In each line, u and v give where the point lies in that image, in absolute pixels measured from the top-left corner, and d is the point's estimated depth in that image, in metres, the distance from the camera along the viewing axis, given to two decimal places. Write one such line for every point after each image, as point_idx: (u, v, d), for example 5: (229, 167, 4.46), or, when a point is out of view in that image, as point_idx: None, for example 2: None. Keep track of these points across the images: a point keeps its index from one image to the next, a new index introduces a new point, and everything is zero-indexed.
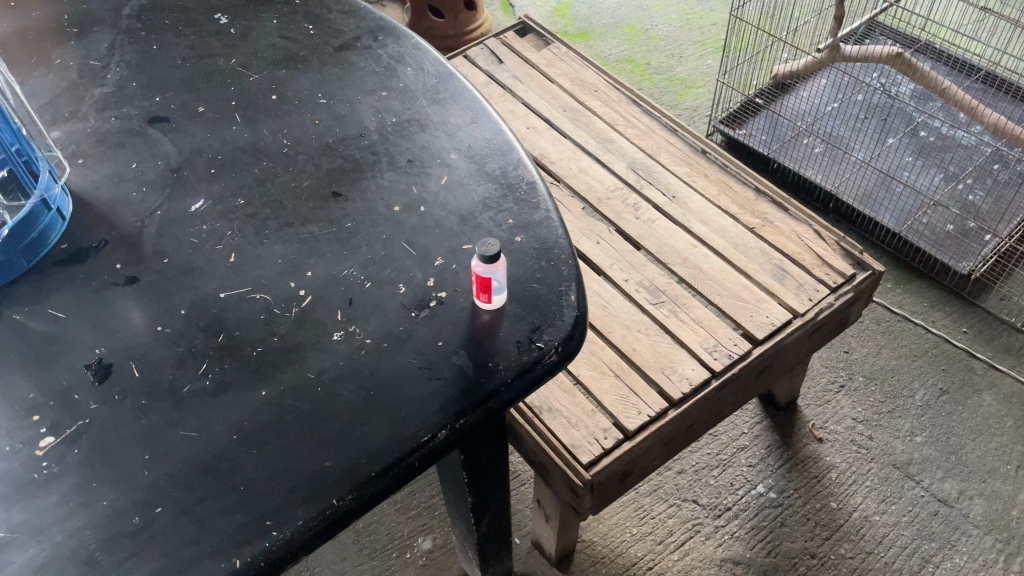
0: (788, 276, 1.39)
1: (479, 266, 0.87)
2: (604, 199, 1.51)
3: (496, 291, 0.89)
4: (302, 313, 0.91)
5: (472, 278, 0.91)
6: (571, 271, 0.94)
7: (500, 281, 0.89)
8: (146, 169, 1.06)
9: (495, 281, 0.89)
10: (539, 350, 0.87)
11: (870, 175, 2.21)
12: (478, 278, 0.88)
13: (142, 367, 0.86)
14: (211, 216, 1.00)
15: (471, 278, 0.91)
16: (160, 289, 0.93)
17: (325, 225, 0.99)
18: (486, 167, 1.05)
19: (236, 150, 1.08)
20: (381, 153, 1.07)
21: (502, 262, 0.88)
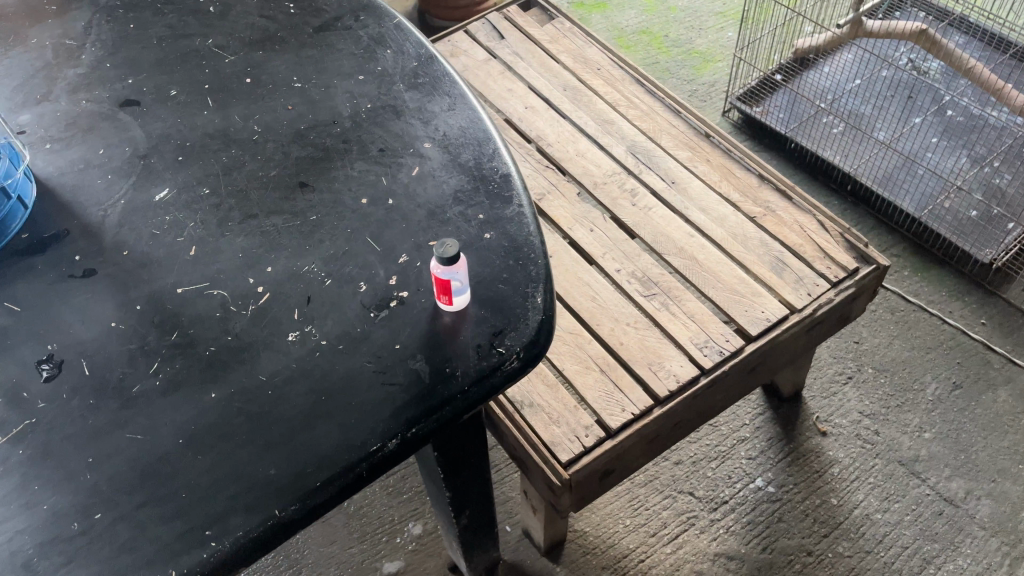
0: (788, 270, 1.33)
1: (438, 267, 0.83)
2: (600, 184, 1.46)
3: (457, 292, 0.85)
4: (258, 310, 0.87)
5: (433, 279, 0.87)
6: (539, 270, 0.90)
7: (461, 282, 0.85)
8: (112, 155, 1.03)
9: (455, 282, 0.85)
10: (499, 355, 0.83)
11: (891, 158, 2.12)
12: (437, 279, 0.84)
13: (93, 363, 0.84)
14: (175, 205, 0.98)
15: (433, 278, 0.87)
16: (118, 283, 0.91)
17: (289, 218, 0.96)
18: (461, 158, 1.01)
19: (205, 137, 1.05)
20: (352, 141, 1.03)
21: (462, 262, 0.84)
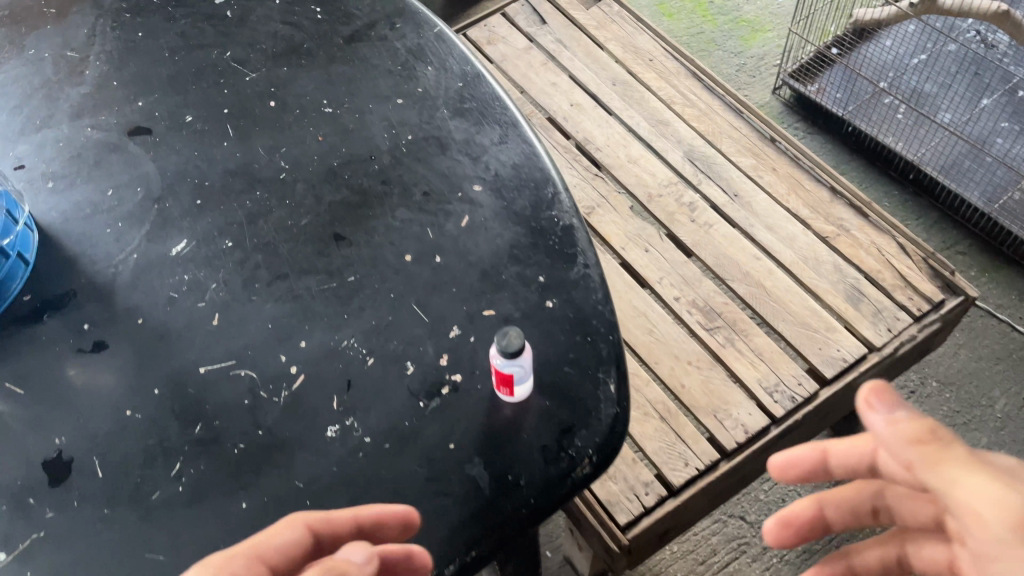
0: (865, 301, 1.21)
1: (497, 361, 0.71)
2: (655, 196, 1.33)
3: (520, 385, 0.74)
4: (292, 399, 0.77)
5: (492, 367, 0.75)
6: (610, 350, 0.78)
7: (524, 372, 0.72)
8: (122, 198, 0.92)
9: (517, 373, 0.72)
10: (569, 459, 0.73)
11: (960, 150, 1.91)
12: (496, 373, 0.72)
13: (106, 463, 0.74)
14: (194, 261, 0.86)
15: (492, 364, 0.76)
16: (132, 360, 0.80)
17: (323, 279, 0.84)
18: (516, 205, 0.89)
19: (226, 175, 0.93)
20: (392, 182, 0.91)
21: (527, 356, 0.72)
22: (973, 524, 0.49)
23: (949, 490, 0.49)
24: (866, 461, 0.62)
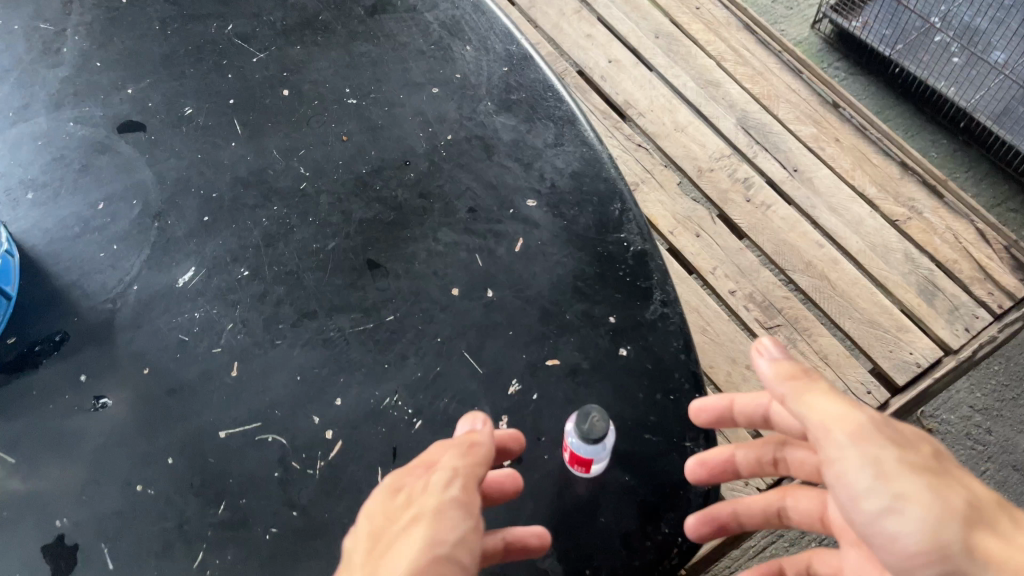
0: (940, 297, 1.10)
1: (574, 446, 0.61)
2: (705, 170, 1.20)
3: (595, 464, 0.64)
4: (329, 471, 0.66)
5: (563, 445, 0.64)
6: (696, 412, 0.68)
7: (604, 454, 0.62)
8: (116, 214, 0.79)
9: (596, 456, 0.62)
10: (654, 549, 0.63)
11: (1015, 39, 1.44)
12: (572, 453, 0.62)
13: (116, 553, 0.64)
14: (205, 295, 0.74)
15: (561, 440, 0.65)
16: (139, 420, 0.69)
17: (357, 318, 0.72)
18: (578, 224, 0.76)
19: (236, 184, 0.79)
20: (432, 195, 0.78)
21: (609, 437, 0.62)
22: (813, 436, 0.52)
23: (798, 403, 0.53)
24: (758, 409, 0.66)
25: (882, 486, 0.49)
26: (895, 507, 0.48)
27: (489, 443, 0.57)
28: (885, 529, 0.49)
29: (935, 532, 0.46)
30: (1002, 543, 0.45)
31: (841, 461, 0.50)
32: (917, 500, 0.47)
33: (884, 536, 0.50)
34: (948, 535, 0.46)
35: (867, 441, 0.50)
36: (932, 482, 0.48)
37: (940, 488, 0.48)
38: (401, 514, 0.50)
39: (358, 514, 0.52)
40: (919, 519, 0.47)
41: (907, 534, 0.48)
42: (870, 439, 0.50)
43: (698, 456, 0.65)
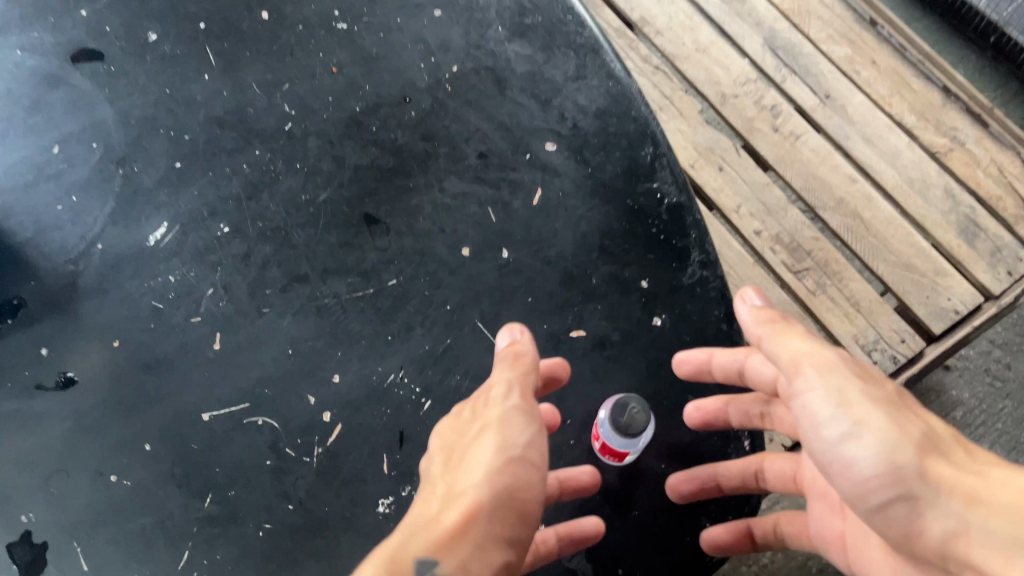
0: (981, 237, 1.02)
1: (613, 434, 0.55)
2: (729, 96, 1.10)
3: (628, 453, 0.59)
4: (328, 460, 0.59)
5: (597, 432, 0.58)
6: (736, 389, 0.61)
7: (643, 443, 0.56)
8: (74, 159, 0.69)
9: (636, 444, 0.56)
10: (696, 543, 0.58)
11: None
12: (603, 443, 0.57)
13: (93, 554, 0.58)
14: (181, 256, 0.65)
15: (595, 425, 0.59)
16: (111, 401, 0.61)
17: (355, 283, 0.64)
18: (604, 173, 0.67)
19: (211, 124, 0.69)
20: (436, 137, 0.68)
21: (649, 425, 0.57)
22: (781, 371, 0.51)
23: (770, 340, 0.52)
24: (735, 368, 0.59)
25: (841, 416, 0.48)
26: (853, 436, 0.47)
27: (533, 350, 0.57)
28: (845, 460, 0.48)
29: (886, 453, 0.45)
30: (954, 467, 0.43)
31: (806, 394, 0.49)
32: (872, 427, 0.46)
33: (844, 466, 0.48)
34: (899, 459, 0.44)
35: (832, 375, 0.49)
36: (891, 414, 0.46)
37: (898, 419, 0.46)
38: (470, 428, 0.52)
39: (433, 434, 0.55)
40: (873, 443, 0.46)
41: (862, 461, 0.46)
42: (835, 373, 0.49)
43: (693, 401, 0.60)
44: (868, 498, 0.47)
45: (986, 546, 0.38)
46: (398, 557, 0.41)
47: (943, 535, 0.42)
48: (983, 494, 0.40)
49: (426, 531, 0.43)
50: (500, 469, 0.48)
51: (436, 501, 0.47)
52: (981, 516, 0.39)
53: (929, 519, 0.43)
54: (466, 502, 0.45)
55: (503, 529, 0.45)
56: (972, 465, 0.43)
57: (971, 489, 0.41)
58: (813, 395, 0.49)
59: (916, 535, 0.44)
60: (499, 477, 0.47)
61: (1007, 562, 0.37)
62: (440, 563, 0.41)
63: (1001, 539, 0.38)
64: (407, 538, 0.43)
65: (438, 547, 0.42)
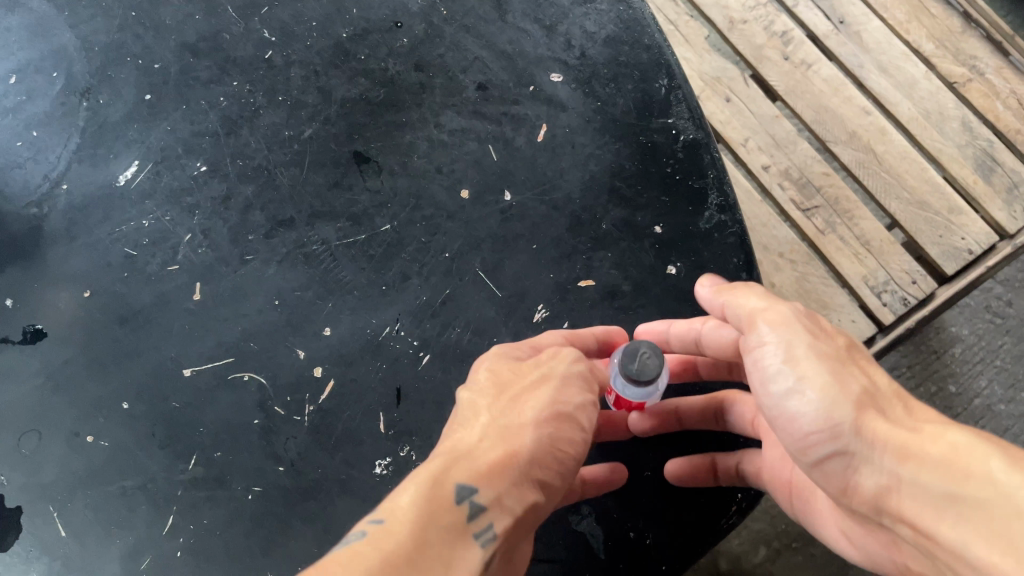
0: (997, 173, 0.97)
1: (629, 389, 0.52)
2: (737, 22, 1.03)
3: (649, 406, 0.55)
4: (321, 418, 0.55)
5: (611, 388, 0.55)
6: None
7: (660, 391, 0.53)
8: (34, 90, 0.62)
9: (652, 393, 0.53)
10: (709, 505, 0.54)
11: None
12: (619, 395, 0.54)
13: (69, 520, 0.53)
14: (155, 198, 0.60)
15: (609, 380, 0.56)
16: (85, 355, 0.56)
17: (345, 227, 0.59)
18: (615, 107, 0.62)
19: (184, 52, 0.63)
20: (431, 67, 0.62)
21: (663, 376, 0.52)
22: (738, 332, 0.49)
23: (727, 304, 0.50)
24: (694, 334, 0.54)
25: (784, 374, 0.45)
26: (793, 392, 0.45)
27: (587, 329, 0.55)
28: (783, 416, 0.45)
29: (825, 409, 0.43)
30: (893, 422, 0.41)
31: (759, 350, 0.47)
32: (811, 382, 0.44)
33: (785, 424, 0.46)
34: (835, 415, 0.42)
35: (778, 332, 0.46)
36: (831, 368, 0.44)
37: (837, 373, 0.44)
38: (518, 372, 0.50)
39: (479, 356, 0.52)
40: (813, 399, 0.43)
41: (801, 418, 0.44)
42: (781, 329, 0.46)
43: None
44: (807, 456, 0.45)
45: (921, 503, 0.37)
46: (437, 484, 0.40)
47: (879, 492, 0.40)
48: (914, 449, 0.39)
49: (464, 463, 0.42)
50: (548, 423, 0.47)
51: (473, 433, 0.46)
52: (914, 472, 0.38)
53: (864, 474, 0.41)
54: (507, 444, 0.44)
55: (542, 474, 0.45)
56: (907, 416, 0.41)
57: (904, 443, 0.39)
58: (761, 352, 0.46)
59: (852, 490, 0.42)
60: (547, 427, 0.46)
61: (938, 517, 0.36)
62: (478, 494, 0.41)
63: (934, 493, 0.37)
64: (447, 464, 0.42)
65: (479, 481, 0.41)
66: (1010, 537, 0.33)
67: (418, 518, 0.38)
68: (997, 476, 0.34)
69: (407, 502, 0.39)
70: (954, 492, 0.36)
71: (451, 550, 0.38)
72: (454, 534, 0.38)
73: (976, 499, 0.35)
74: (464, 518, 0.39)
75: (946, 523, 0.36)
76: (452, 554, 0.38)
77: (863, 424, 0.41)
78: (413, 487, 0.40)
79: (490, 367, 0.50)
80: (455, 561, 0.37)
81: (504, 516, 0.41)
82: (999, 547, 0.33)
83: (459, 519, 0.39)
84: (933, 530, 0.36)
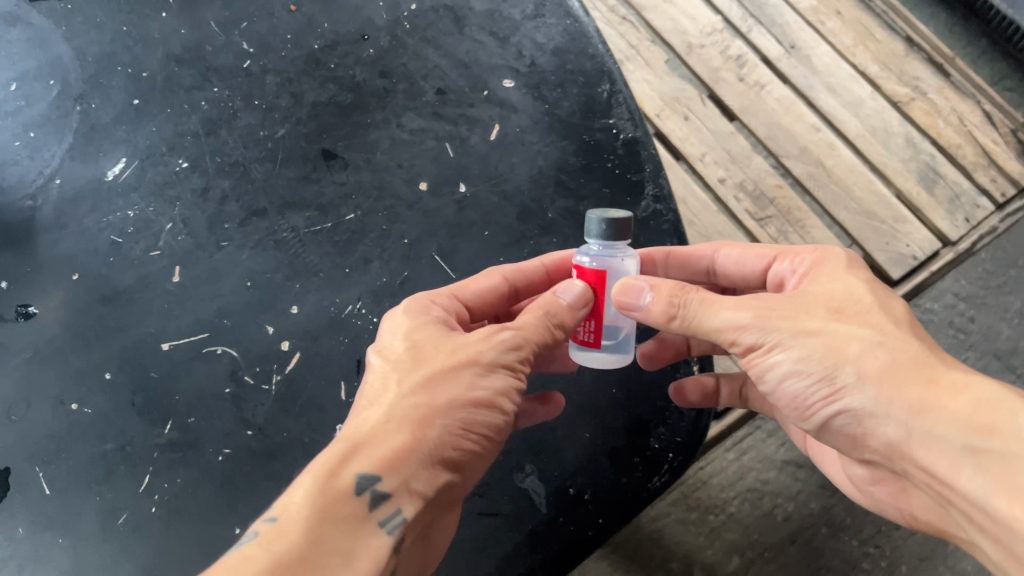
0: (940, 185, 1.03)
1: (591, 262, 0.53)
2: (695, 46, 1.10)
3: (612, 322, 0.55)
4: (287, 387, 0.60)
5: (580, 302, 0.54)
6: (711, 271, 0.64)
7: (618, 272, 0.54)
8: (32, 96, 0.68)
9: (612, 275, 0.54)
10: (644, 465, 0.58)
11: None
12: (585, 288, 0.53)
13: (54, 478, 0.58)
14: (139, 191, 0.65)
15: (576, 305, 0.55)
16: (73, 331, 0.62)
17: (313, 216, 0.64)
18: (561, 108, 0.68)
19: (168, 62, 0.69)
20: (394, 74, 0.69)
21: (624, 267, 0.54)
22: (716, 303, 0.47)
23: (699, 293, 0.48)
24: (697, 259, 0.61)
25: (781, 354, 0.45)
26: (794, 372, 0.45)
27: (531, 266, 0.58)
28: (789, 393, 0.46)
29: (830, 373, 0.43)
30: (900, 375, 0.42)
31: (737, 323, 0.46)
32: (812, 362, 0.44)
33: (786, 389, 0.46)
34: (842, 388, 0.43)
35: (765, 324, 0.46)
36: (830, 337, 0.44)
37: (836, 345, 0.43)
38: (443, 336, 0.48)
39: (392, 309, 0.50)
40: (818, 365, 0.43)
41: (807, 395, 0.45)
42: (766, 312, 0.46)
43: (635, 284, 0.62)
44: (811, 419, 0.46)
45: (939, 453, 0.39)
46: (334, 477, 0.39)
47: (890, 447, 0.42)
48: (929, 405, 0.40)
49: (366, 449, 0.41)
50: (461, 403, 0.44)
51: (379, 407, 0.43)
52: (932, 427, 0.39)
53: (876, 430, 0.42)
54: (412, 422, 0.42)
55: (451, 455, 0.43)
56: (917, 366, 0.42)
57: (916, 399, 0.40)
58: (745, 348, 0.46)
59: (861, 442, 0.44)
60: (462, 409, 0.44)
61: (956, 469, 0.38)
62: (380, 482, 0.40)
63: (953, 445, 0.38)
64: (352, 448, 0.41)
65: (382, 469, 0.40)
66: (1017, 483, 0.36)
67: (313, 516, 0.37)
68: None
69: (300, 498, 0.38)
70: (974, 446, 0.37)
71: (349, 545, 0.38)
72: (350, 530, 0.38)
73: (999, 453, 0.37)
74: (363, 509, 0.39)
75: (966, 473, 0.38)
76: (353, 548, 0.38)
77: (871, 392, 0.42)
78: (308, 483, 0.39)
79: (406, 331, 0.48)
80: (354, 556, 0.37)
81: (409, 500, 0.41)
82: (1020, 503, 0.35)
83: (358, 510, 0.39)
84: (953, 479, 0.38)
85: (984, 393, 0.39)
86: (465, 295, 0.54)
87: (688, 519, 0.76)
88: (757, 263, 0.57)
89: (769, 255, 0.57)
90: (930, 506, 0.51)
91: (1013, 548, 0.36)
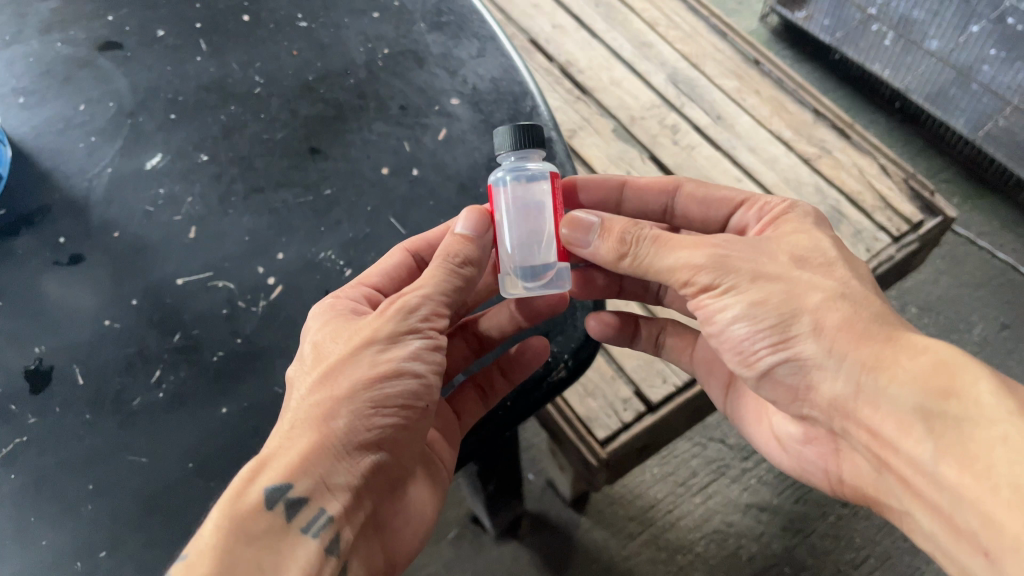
0: (844, 223, 1.21)
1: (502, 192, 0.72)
2: (637, 118, 1.32)
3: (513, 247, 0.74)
4: (270, 309, 0.77)
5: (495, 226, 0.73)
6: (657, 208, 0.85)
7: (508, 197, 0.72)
8: (94, 113, 0.90)
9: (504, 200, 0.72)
10: (545, 364, 0.76)
11: (948, 18, 1.63)
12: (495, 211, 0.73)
13: (86, 371, 0.74)
14: (170, 176, 0.86)
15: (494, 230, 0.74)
16: (110, 270, 0.80)
17: (299, 192, 0.84)
18: (494, 118, 0.89)
19: (199, 89, 0.91)
20: (369, 96, 0.90)
21: (499, 199, 0.72)
22: (673, 240, 0.67)
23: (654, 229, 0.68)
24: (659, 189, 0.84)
25: (733, 298, 0.64)
26: (748, 313, 0.63)
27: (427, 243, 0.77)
28: (740, 333, 0.65)
29: (784, 326, 0.62)
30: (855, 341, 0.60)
31: (695, 264, 0.65)
32: (770, 308, 0.62)
33: (741, 338, 0.65)
34: (798, 335, 0.61)
35: (725, 270, 0.64)
36: (795, 290, 0.62)
37: (795, 297, 0.62)
38: (342, 329, 0.66)
39: (311, 319, 0.70)
40: (774, 316, 0.62)
41: (759, 336, 0.64)
42: (735, 269, 0.64)
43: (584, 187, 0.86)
44: (759, 358, 0.65)
45: (880, 405, 0.57)
46: (245, 495, 0.57)
47: (837, 394, 0.60)
48: (885, 365, 0.57)
49: (273, 463, 0.59)
50: (358, 388, 0.62)
51: (286, 419, 0.61)
52: (886, 386, 0.56)
53: (823, 382, 0.61)
54: (317, 421, 0.60)
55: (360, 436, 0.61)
56: (873, 330, 0.59)
57: (874, 358, 0.57)
58: (702, 287, 0.65)
59: (809, 384, 0.63)
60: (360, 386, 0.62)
61: (905, 429, 0.55)
62: (291, 489, 0.58)
63: (906, 406, 0.55)
64: (261, 469, 0.59)
65: (288, 477, 0.58)
66: (963, 448, 0.52)
67: (228, 530, 0.55)
68: (984, 398, 0.52)
69: (209, 525, 0.55)
70: (928, 408, 0.54)
71: (272, 545, 0.56)
72: (270, 535, 0.56)
73: (951, 414, 0.53)
74: (280, 516, 0.57)
75: (913, 434, 0.54)
76: (278, 549, 0.57)
77: (825, 344, 0.60)
78: (215, 510, 0.57)
79: (316, 333, 0.67)
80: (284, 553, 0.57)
81: (319, 491, 0.59)
82: (949, 463, 0.52)
83: (277, 521, 0.57)
84: (897, 430, 0.55)
85: (939, 356, 0.56)
86: (370, 280, 0.75)
87: (658, 558, 1.27)
88: (730, 201, 0.79)
89: (739, 198, 0.78)
90: (857, 471, 0.66)
91: (941, 491, 0.53)
